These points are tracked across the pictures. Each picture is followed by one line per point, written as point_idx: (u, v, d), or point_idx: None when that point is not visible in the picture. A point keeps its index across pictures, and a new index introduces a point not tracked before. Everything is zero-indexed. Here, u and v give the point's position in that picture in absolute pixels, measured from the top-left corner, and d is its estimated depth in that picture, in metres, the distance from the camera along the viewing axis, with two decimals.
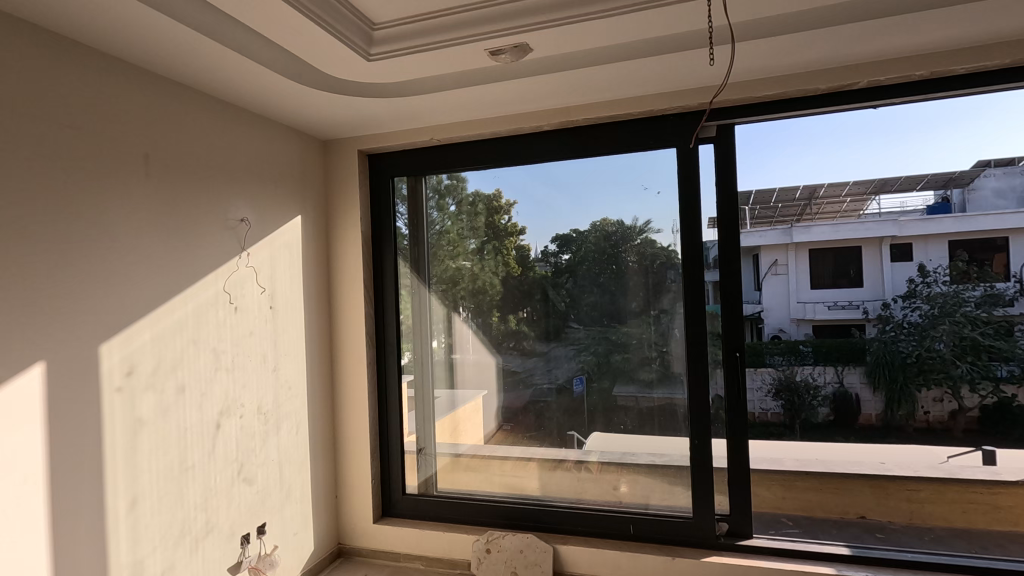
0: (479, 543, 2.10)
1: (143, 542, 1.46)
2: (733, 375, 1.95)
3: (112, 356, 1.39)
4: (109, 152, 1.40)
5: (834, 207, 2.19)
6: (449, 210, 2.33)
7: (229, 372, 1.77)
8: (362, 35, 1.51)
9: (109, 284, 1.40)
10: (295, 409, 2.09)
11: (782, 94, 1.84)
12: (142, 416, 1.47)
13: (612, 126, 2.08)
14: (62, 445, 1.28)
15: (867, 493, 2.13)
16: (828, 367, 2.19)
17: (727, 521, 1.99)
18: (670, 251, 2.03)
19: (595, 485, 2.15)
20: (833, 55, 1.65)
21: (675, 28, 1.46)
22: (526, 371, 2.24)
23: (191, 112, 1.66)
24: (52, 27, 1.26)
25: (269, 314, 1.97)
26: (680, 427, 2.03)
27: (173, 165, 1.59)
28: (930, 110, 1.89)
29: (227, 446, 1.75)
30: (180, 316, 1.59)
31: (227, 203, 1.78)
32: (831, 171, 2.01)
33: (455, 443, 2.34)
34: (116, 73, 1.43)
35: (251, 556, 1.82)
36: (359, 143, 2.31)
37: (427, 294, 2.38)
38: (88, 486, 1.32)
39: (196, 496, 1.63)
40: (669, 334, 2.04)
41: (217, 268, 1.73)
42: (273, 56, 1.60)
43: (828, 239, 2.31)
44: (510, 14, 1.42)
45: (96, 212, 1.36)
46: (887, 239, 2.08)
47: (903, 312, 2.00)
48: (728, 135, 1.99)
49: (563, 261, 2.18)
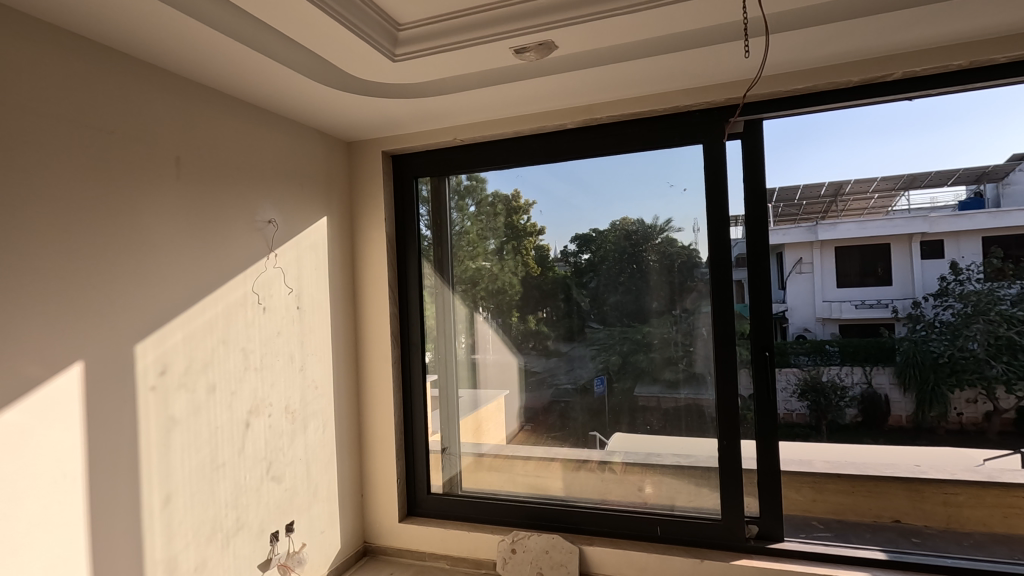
0: (505, 543, 2.10)
1: (177, 538, 1.49)
2: (762, 375, 1.91)
3: (146, 355, 1.42)
4: (142, 156, 1.43)
5: (860, 205, 2.36)
6: (469, 211, 2.34)
7: (258, 371, 1.80)
8: (387, 36, 1.52)
9: (143, 285, 1.42)
10: (321, 409, 2.11)
11: (813, 87, 1.79)
12: (175, 415, 1.50)
13: (635, 123, 2.06)
14: (99, 442, 1.31)
15: (902, 496, 2.09)
16: (854, 368, 2.58)
17: (757, 523, 1.95)
18: (692, 250, 2.01)
19: (619, 486, 2.13)
20: (866, 46, 1.61)
21: (701, 22, 1.44)
22: (547, 371, 2.23)
23: (220, 117, 1.69)
24: (87, 34, 1.30)
25: (297, 314, 1.99)
26: (707, 427, 2.00)
27: (203, 168, 1.62)
28: (972, 101, 1.74)
29: (256, 445, 1.78)
30: (211, 316, 1.62)
31: (256, 205, 1.81)
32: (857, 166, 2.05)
33: (478, 443, 2.34)
34: (148, 78, 1.46)
35: (279, 553, 1.85)
36: (381, 144, 2.33)
37: (450, 295, 2.39)
38: (124, 482, 1.35)
39: (227, 494, 1.65)
40: (693, 333, 2.01)
41: (246, 269, 1.76)
42: (299, 58, 1.62)
43: (853, 236, 2.65)
44: (536, 11, 1.41)
45: (130, 214, 1.40)
46: (919, 235, 2.26)
47: (935, 310, 2.09)
48: (755, 129, 1.93)
49: (583, 261, 2.17)
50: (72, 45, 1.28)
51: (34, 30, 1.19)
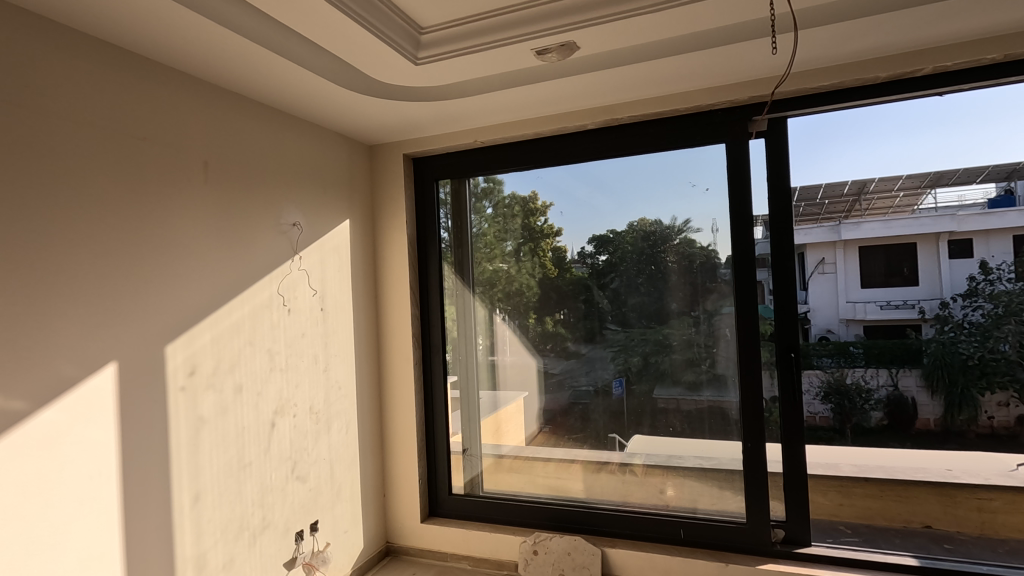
0: (527, 544, 2.09)
1: (205, 535, 1.51)
2: (789, 376, 1.88)
3: (176, 356, 1.45)
4: (172, 160, 1.47)
5: (884, 202, 2.34)
6: (487, 213, 2.34)
7: (283, 372, 1.83)
8: (409, 40, 1.54)
9: (173, 286, 1.46)
10: (344, 409, 2.13)
11: (838, 83, 1.76)
12: (204, 415, 1.53)
13: (656, 123, 2.05)
14: (132, 440, 1.34)
15: (933, 501, 2.08)
16: (881, 370, 2.48)
17: (783, 527, 1.91)
18: (711, 251, 1.99)
19: (641, 488, 2.11)
20: (894, 41, 1.58)
21: (723, 21, 1.43)
22: (566, 373, 2.23)
23: (245, 122, 1.72)
24: (120, 43, 1.34)
25: (321, 316, 2.02)
26: (731, 429, 1.98)
27: (230, 173, 1.65)
28: (990, 93, 1.73)
29: (282, 445, 1.80)
30: (238, 317, 1.65)
31: (281, 208, 1.84)
32: (873, 165, 2.00)
33: (498, 445, 2.35)
34: (177, 85, 1.50)
35: (304, 552, 1.88)
36: (403, 148, 2.35)
37: (470, 296, 2.40)
38: (155, 481, 1.38)
39: (254, 493, 1.68)
40: (715, 334, 1.99)
41: (272, 271, 1.79)
42: (323, 63, 1.65)
43: (880, 236, 2.70)
44: (557, 12, 1.41)
45: (160, 217, 1.43)
46: (943, 236, 2.24)
47: (964, 311, 1.94)
48: (779, 128, 1.90)
49: (600, 261, 2.16)
50: (105, 53, 1.31)
51: (68, 39, 1.23)
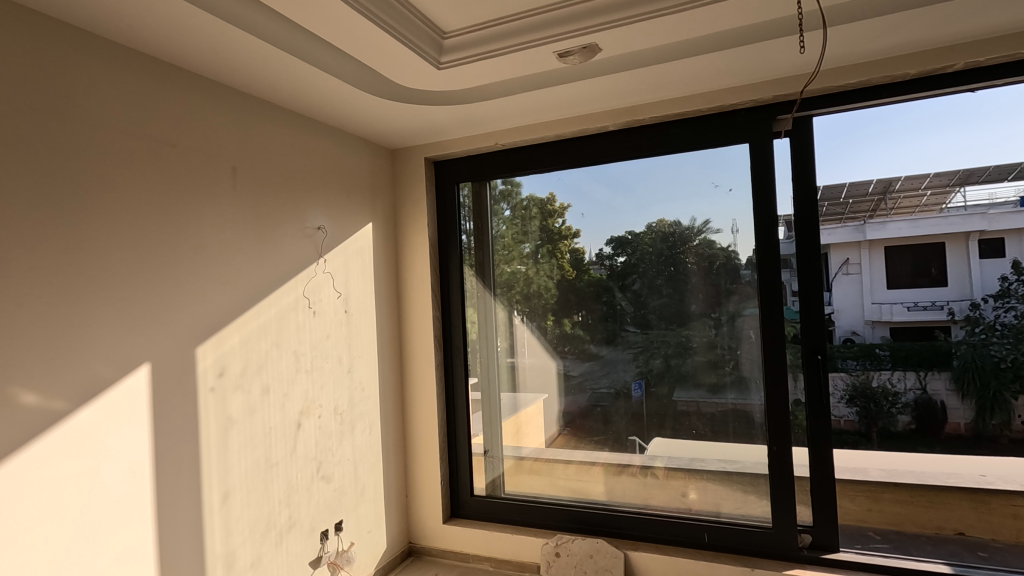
0: (549, 546, 2.08)
1: (234, 534, 1.55)
2: (816, 378, 1.85)
3: (206, 358, 1.49)
4: (202, 167, 1.51)
5: (912, 202, 2.16)
6: (505, 215, 2.36)
7: (309, 373, 1.85)
8: (432, 44, 1.55)
9: (203, 290, 1.49)
10: (368, 410, 2.15)
11: (867, 81, 1.74)
12: (232, 415, 1.56)
13: (678, 124, 2.03)
14: (165, 440, 1.37)
15: (966, 507, 2.05)
16: (909, 373, 2.22)
17: (810, 532, 1.88)
18: (731, 251, 1.98)
19: (662, 492, 2.10)
20: (923, 37, 1.55)
21: (746, 21, 1.42)
22: (585, 375, 2.22)
23: (271, 128, 1.76)
24: (153, 53, 1.38)
25: (344, 318, 2.04)
26: (755, 433, 1.95)
27: (256, 177, 1.69)
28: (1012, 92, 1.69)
29: (307, 445, 1.83)
30: (265, 320, 1.68)
31: (307, 212, 1.88)
32: (893, 162, 1.94)
33: (518, 446, 2.35)
34: (207, 93, 1.54)
35: (329, 551, 1.90)
36: (424, 151, 2.37)
37: (491, 299, 2.40)
38: (186, 480, 1.42)
39: (280, 493, 1.71)
40: (738, 335, 1.97)
41: (297, 274, 1.82)
42: (348, 69, 1.67)
43: (905, 235, 2.38)
44: (579, 15, 1.41)
45: (191, 223, 1.47)
46: (975, 235, 2.01)
47: (995, 312, 1.80)
48: (803, 126, 1.88)
49: (618, 263, 2.16)
50: (139, 63, 1.36)
51: (104, 51, 1.28)
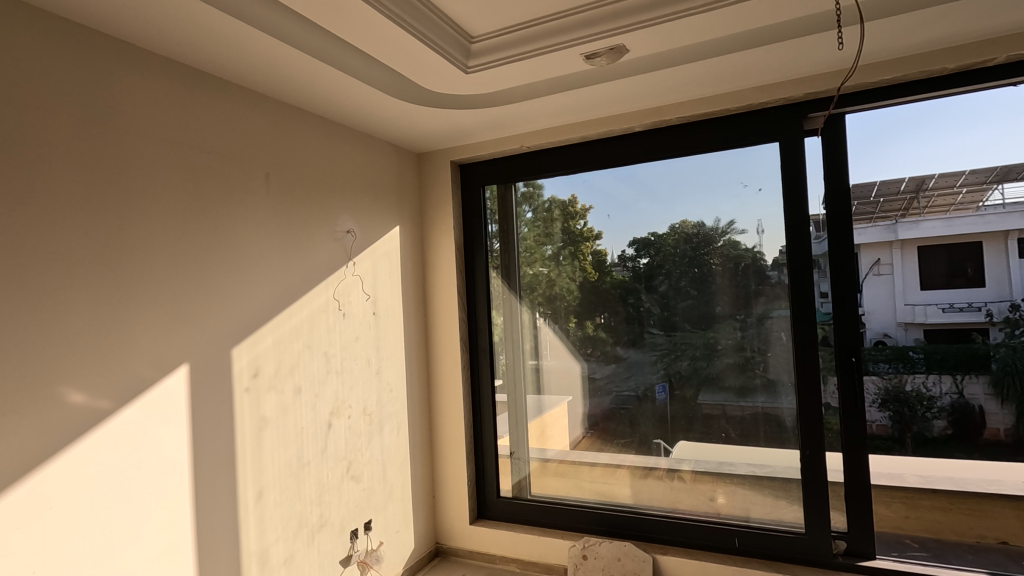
0: (576, 548, 2.07)
1: (268, 532, 1.58)
2: (850, 382, 1.81)
3: (241, 358, 1.52)
4: (237, 173, 1.55)
5: (946, 199, 1.88)
6: (526, 217, 2.37)
7: (338, 374, 1.88)
8: (461, 49, 1.57)
9: (238, 293, 1.53)
10: (395, 411, 2.17)
11: (902, 77, 1.70)
12: (266, 415, 1.60)
13: (705, 124, 2.02)
14: (202, 438, 1.41)
15: (1011, 517, 1.87)
16: (944, 375, 1.91)
17: (845, 539, 1.84)
18: (757, 252, 1.95)
19: (690, 495, 2.07)
20: (961, 31, 1.52)
21: (773, 20, 1.41)
22: (609, 378, 2.21)
23: (302, 133, 1.80)
24: (191, 63, 1.43)
25: (373, 320, 2.07)
26: (786, 437, 1.92)
27: (289, 182, 1.73)
28: None
29: (337, 445, 1.86)
30: (297, 322, 1.71)
31: (336, 216, 1.91)
32: (927, 161, 1.81)
33: (543, 448, 2.34)
34: (242, 101, 1.58)
35: (359, 550, 1.92)
36: (449, 155, 2.39)
37: (517, 302, 2.41)
38: (222, 479, 1.45)
39: (312, 492, 1.74)
40: (767, 338, 1.94)
41: (327, 277, 1.85)
42: (376, 74, 1.70)
43: (937, 235, 1.99)
44: (607, 17, 1.42)
45: (227, 228, 1.51)
46: (1015, 233, 1.77)
47: None
48: (836, 124, 1.85)
49: (641, 265, 2.15)
50: (180, 74, 1.41)
51: (148, 63, 1.33)
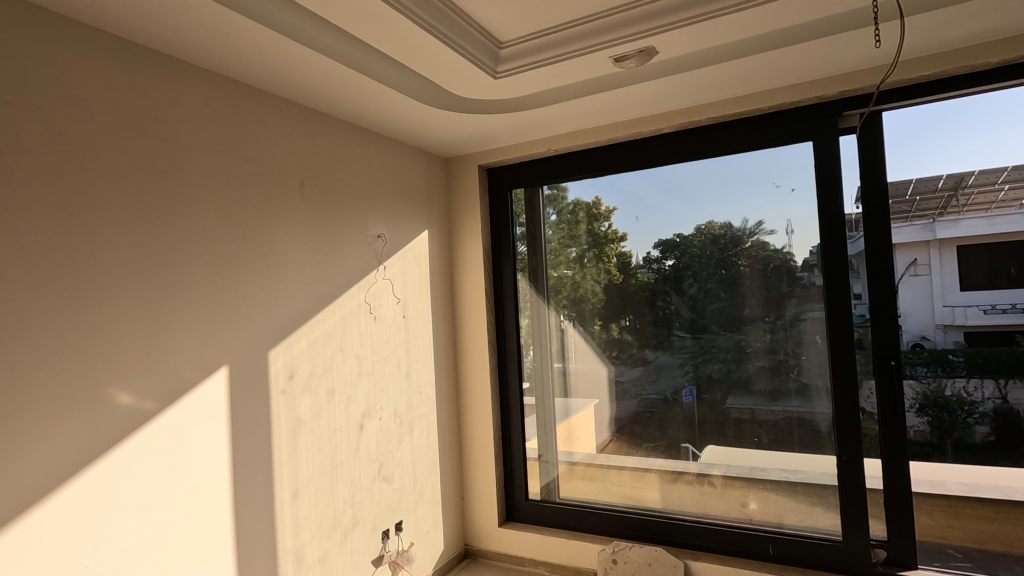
0: (606, 553, 2.07)
1: (303, 531, 1.61)
2: (889, 386, 1.76)
3: (277, 360, 1.56)
4: (273, 181, 1.59)
5: (985, 197, 1.72)
6: (551, 220, 2.37)
7: (370, 376, 1.91)
8: (490, 54, 1.59)
9: (274, 297, 1.57)
10: (425, 413, 2.19)
11: (940, 73, 1.66)
12: (301, 416, 1.63)
13: (736, 123, 1.99)
14: (241, 438, 1.45)
15: None
16: (986, 380, 1.72)
17: (884, 548, 1.79)
18: (786, 253, 1.92)
19: (721, 501, 2.04)
20: (1003, 24, 1.47)
21: (805, 19, 1.39)
22: (635, 381, 2.20)
23: (333, 139, 1.84)
24: (230, 74, 1.48)
25: (403, 323, 2.10)
26: (822, 443, 1.88)
27: (321, 189, 1.77)
28: None
29: (369, 445, 1.89)
30: (331, 325, 1.75)
31: (368, 221, 1.95)
32: (966, 157, 1.72)
33: (571, 451, 2.34)
34: (277, 110, 1.63)
35: (390, 550, 1.95)
36: (477, 158, 2.41)
37: (544, 305, 2.41)
38: (260, 478, 1.49)
39: (345, 492, 1.77)
40: (799, 340, 1.91)
41: (359, 281, 1.89)
42: (406, 81, 1.73)
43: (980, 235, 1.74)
44: (635, 20, 1.42)
45: (263, 235, 1.55)
46: None
47: None
48: (875, 124, 1.79)
49: (667, 267, 2.13)
50: (219, 85, 1.46)
51: (190, 76, 1.39)
